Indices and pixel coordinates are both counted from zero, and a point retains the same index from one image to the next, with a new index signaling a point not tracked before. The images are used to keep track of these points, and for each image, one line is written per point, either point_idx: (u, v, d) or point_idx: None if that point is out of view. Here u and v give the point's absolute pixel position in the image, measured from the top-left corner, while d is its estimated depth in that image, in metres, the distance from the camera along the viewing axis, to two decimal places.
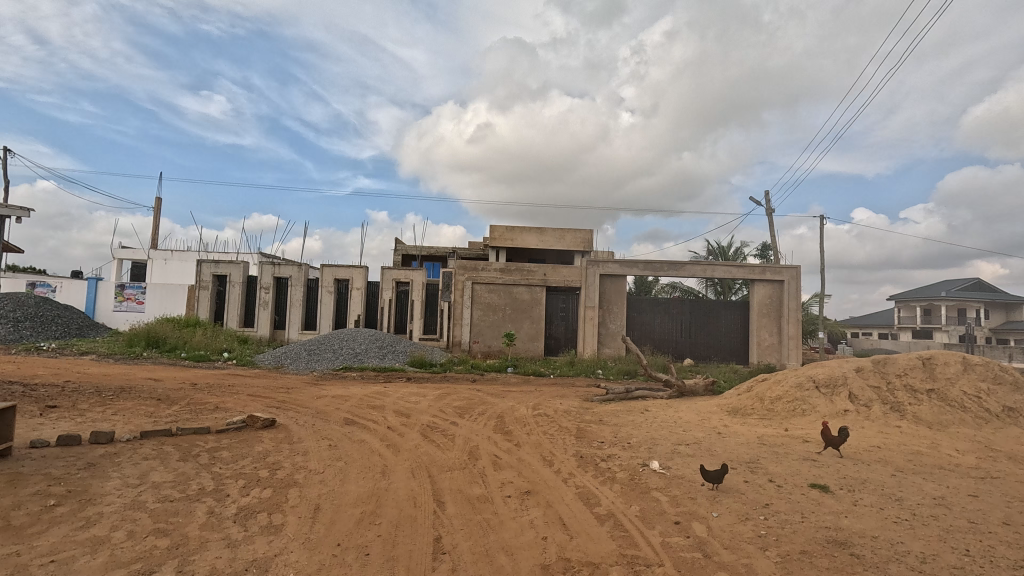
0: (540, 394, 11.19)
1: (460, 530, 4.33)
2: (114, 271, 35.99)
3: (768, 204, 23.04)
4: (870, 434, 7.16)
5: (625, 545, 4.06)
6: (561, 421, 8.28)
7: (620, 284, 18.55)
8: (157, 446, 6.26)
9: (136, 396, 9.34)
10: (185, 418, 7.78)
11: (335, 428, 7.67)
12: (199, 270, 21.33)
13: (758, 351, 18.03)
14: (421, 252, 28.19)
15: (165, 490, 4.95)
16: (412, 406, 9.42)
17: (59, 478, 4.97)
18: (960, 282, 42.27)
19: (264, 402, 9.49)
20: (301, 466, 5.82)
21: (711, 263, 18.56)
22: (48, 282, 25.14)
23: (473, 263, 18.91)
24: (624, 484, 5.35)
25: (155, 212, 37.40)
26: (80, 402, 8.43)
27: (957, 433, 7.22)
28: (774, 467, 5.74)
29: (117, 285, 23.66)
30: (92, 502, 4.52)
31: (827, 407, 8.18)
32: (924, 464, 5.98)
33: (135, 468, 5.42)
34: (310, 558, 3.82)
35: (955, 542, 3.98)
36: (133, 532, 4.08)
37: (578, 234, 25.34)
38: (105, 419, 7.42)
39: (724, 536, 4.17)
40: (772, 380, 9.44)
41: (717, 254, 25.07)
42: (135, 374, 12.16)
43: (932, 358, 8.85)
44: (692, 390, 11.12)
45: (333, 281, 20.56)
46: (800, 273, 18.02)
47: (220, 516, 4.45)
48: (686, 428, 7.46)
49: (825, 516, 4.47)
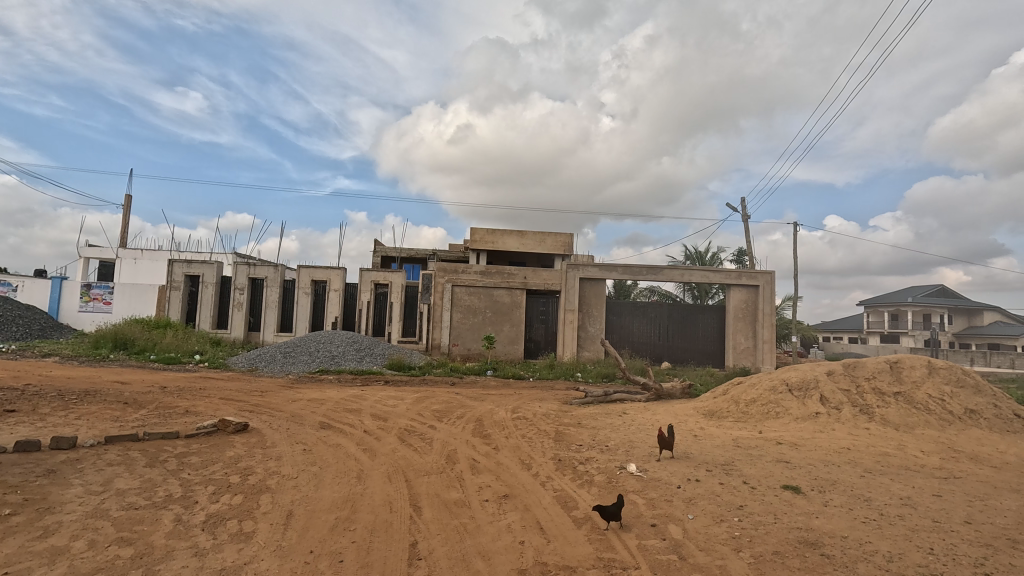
0: (519, 397, 11.17)
1: (436, 535, 4.28)
2: (80, 271, 34.93)
3: (744, 210, 23.58)
4: (840, 437, 7.32)
5: (601, 548, 4.07)
6: (540, 424, 8.28)
7: (599, 288, 18.67)
8: (123, 451, 6.04)
9: (102, 399, 9.03)
10: (154, 423, 7.56)
11: (310, 432, 7.52)
12: (171, 270, 20.76)
13: (734, 354, 18.35)
14: (401, 254, 28.00)
15: (130, 497, 4.77)
16: (389, 409, 9.30)
17: (16, 485, 4.76)
18: (925, 289, 43.90)
19: (236, 406, 9.25)
20: (274, 471, 5.69)
21: (690, 267, 18.85)
22: (9, 282, 24.21)
23: (453, 266, 18.84)
24: (602, 487, 5.38)
25: (126, 208, 36.31)
26: (42, 406, 8.10)
27: (922, 434, 7.46)
28: (748, 469, 5.85)
29: (83, 285, 22.91)
30: (50, 512, 4.32)
31: (799, 409, 8.35)
32: (892, 465, 6.16)
33: (98, 475, 5.21)
34: (280, 566, 3.73)
35: (920, 541, 4.10)
36: (95, 541, 3.93)
37: (558, 238, 25.44)
38: (68, 424, 7.13)
39: (699, 538, 4.21)
40: (747, 383, 9.59)
41: (694, 259, 25.54)
42: (102, 376, 11.76)
43: (899, 362, 9.13)
44: (670, 392, 11.24)
45: (311, 282, 20.22)
46: (775, 279, 18.42)
47: (187, 523, 4.32)
48: (662, 430, 7.52)
49: (797, 517, 4.55)
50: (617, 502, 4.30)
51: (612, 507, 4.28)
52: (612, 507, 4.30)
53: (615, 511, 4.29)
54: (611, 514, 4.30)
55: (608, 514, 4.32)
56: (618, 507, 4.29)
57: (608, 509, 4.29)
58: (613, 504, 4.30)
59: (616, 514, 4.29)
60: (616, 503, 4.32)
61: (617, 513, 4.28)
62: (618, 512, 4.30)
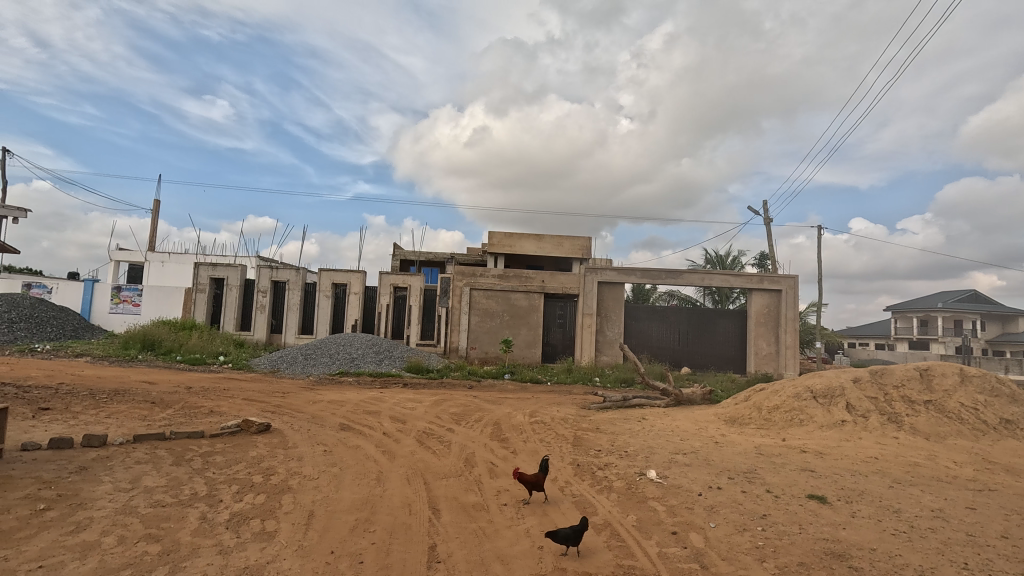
0: (536, 401, 11.11)
1: (456, 538, 4.29)
2: (111, 273, 36.02)
3: (767, 214, 23.17)
4: (867, 446, 7.14)
5: (621, 555, 4.02)
6: (558, 429, 8.23)
7: (617, 291, 18.53)
8: (150, 449, 6.20)
9: (130, 398, 9.28)
10: (181, 422, 7.75)
11: (330, 433, 7.61)
12: (196, 272, 21.26)
13: (755, 360, 18.00)
14: (420, 257, 28.30)
15: (157, 494, 4.89)
16: (408, 411, 9.36)
17: (49, 481, 4.92)
18: (956, 294, 42.63)
19: (259, 406, 9.41)
20: (296, 472, 5.77)
21: (710, 271, 18.55)
22: (44, 284, 25.15)
23: (471, 269, 18.90)
24: (622, 493, 5.32)
25: (155, 214, 37.37)
26: (74, 405, 8.33)
27: (955, 444, 7.22)
28: (771, 477, 5.73)
29: (114, 287, 23.61)
30: (82, 507, 4.45)
31: (824, 417, 8.15)
32: (922, 476, 5.97)
33: (127, 472, 5.36)
34: (302, 566, 3.77)
35: (954, 555, 3.96)
36: (124, 537, 4.03)
37: (576, 241, 25.35)
38: (99, 422, 7.34)
39: (721, 546, 4.14)
40: (769, 390, 9.39)
41: (714, 262, 25.32)
42: (131, 376, 12.08)
43: (930, 369, 8.84)
44: (690, 398, 11.07)
45: (331, 285, 20.53)
46: (798, 283, 18.06)
47: (212, 522, 4.40)
48: (599, 451, 6.86)
49: (823, 527, 4.45)
50: (576, 526, 3.96)
51: (566, 531, 3.94)
52: (565, 530, 3.96)
53: (570, 535, 3.94)
54: (567, 538, 3.95)
55: (566, 539, 3.96)
56: (572, 530, 3.94)
57: (561, 534, 3.95)
58: (568, 527, 3.95)
59: (576, 537, 3.93)
60: (571, 527, 3.96)
61: (575, 537, 3.92)
62: (573, 534, 3.94)
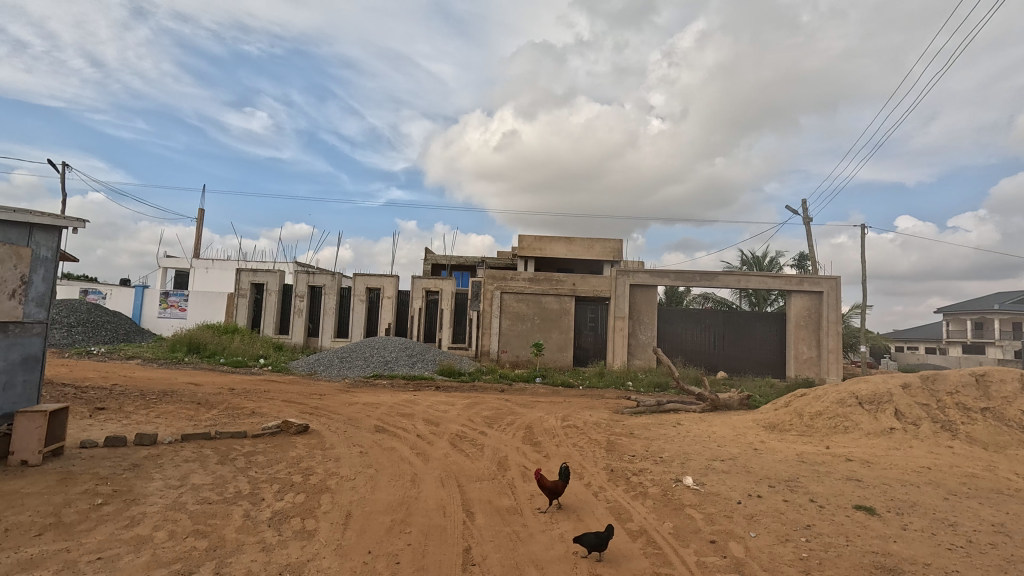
0: (569, 405, 11.04)
1: (490, 542, 4.30)
2: (160, 279, 37.77)
3: (806, 213, 22.40)
4: (918, 455, 6.79)
5: (658, 563, 3.94)
6: (590, 433, 8.15)
7: (650, 294, 18.24)
8: (197, 448, 6.46)
9: (178, 399, 9.70)
10: (225, 422, 8.05)
11: (366, 435, 7.76)
12: (238, 278, 22.07)
13: (796, 364, 17.39)
14: (451, 262, 28.59)
15: (204, 492, 5.09)
16: (441, 414, 9.45)
17: (105, 477, 5.19)
18: (1015, 295, 40.17)
19: (297, 408, 9.68)
20: (334, 472, 5.90)
21: (747, 272, 18.06)
22: (99, 291, 26.60)
23: (502, 273, 18.96)
24: (658, 500, 5.22)
25: (200, 222, 39.05)
26: (127, 405, 8.77)
27: (1016, 455, 6.79)
28: (815, 486, 5.52)
29: (162, 293, 24.76)
30: (136, 503, 4.68)
31: (871, 424, 7.80)
32: (980, 488, 5.63)
33: (177, 470, 5.61)
34: (341, 564, 3.86)
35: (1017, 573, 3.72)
36: (174, 532, 4.21)
37: (607, 243, 25.11)
38: (150, 422, 7.71)
39: (763, 557, 4.01)
40: (811, 395, 9.05)
41: (750, 263, 24.64)
42: (178, 378, 12.62)
43: (987, 374, 8.35)
44: (727, 403, 10.79)
45: (365, 290, 20.96)
46: (840, 284, 17.38)
47: (256, 519, 4.55)
48: (632, 456, 6.76)
49: (872, 540, 4.25)
50: (604, 532, 3.93)
51: (594, 537, 3.90)
52: (593, 536, 3.92)
53: (598, 541, 3.90)
54: (595, 545, 3.92)
55: (593, 545, 3.93)
56: (599, 537, 3.91)
57: (589, 540, 3.92)
58: (595, 533, 3.92)
59: (603, 544, 3.90)
60: (598, 533, 3.92)
61: (603, 543, 3.90)
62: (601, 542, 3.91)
